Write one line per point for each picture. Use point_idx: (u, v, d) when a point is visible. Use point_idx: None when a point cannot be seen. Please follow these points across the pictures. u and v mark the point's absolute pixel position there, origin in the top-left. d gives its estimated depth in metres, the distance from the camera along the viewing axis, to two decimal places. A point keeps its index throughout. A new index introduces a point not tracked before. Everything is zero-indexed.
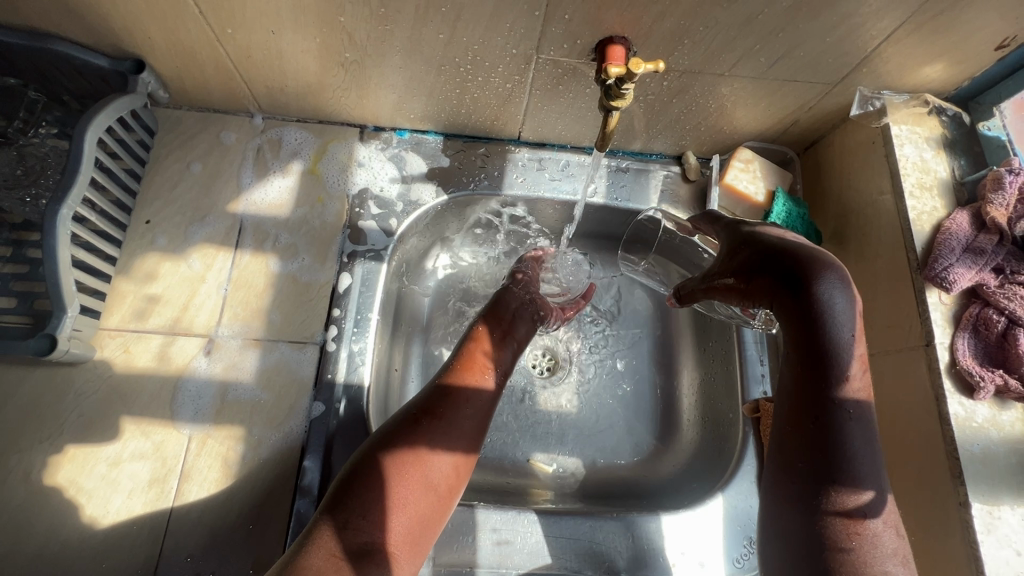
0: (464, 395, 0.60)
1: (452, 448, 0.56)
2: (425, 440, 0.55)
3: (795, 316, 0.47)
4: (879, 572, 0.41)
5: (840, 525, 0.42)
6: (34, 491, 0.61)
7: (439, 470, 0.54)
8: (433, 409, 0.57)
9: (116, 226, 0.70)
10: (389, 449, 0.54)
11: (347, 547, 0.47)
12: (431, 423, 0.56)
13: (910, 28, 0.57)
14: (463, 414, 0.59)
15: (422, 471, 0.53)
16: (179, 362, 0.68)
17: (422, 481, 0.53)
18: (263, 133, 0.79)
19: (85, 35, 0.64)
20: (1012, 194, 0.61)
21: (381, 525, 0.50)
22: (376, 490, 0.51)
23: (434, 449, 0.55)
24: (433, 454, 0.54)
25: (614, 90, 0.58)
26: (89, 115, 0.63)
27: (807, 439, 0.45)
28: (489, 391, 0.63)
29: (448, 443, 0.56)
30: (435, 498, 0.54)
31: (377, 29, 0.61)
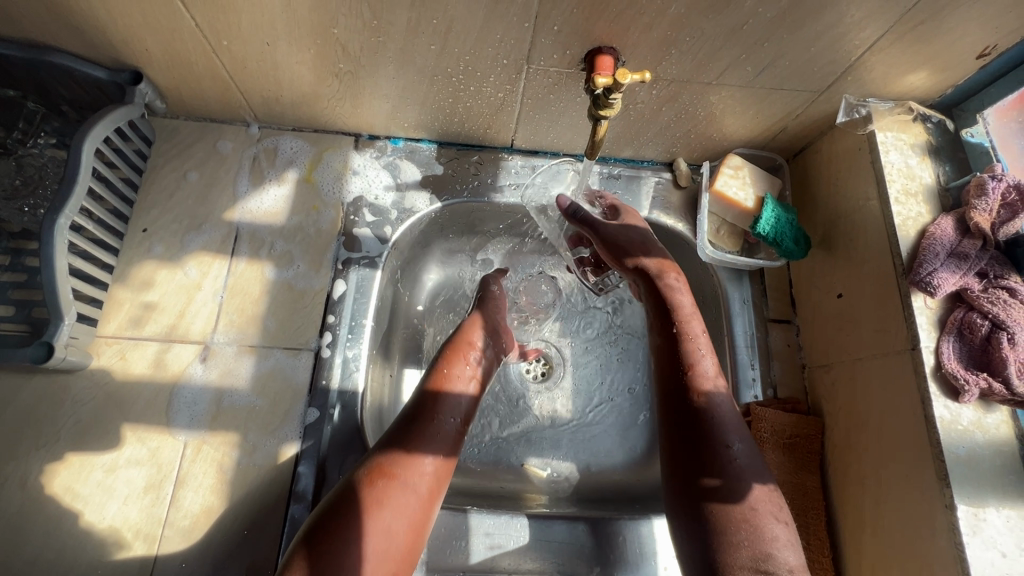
0: (435, 427, 0.59)
1: (424, 481, 0.55)
2: (398, 476, 0.54)
3: (656, 321, 0.66)
4: (760, 530, 0.50)
5: (715, 499, 0.52)
6: (30, 498, 0.62)
7: (411, 506, 0.53)
8: (405, 442, 0.56)
9: (113, 234, 0.71)
10: (361, 488, 0.53)
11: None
12: (404, 459, 0.55)
13: (892, 37, 0.59)
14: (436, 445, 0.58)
15: (396, 508, 0.52)
16: (175, 369, 0.68)
17: (398, 502, 0.53)
18: (259, 142, 0.80)
19: (83, 47, 0.65)
20: (995, 199, 0.61)
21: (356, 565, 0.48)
22: (351, 528, 0.50)
23: (409, 467, 0.55)
24: (405, 489, 0.54)
25: (602, 100, 0.60)
26: (86, 126, 0.64)
27: (683, 426, 0.57)
28: (460, 421, 0.62)
29: (420, 477, 0.55)
30: (410, 534, 0.53)
31: (370, 41, 0.62)
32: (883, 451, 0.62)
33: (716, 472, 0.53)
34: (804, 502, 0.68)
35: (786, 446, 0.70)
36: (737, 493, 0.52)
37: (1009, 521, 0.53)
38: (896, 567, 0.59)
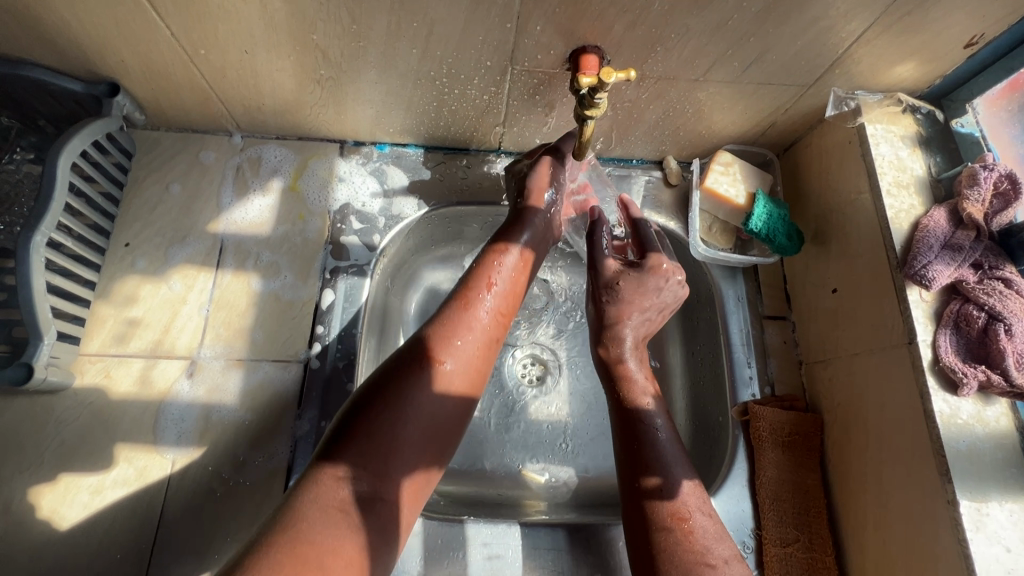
0: (467, 338, 0.57)
1: (453, 393, 0.54)
2: (431, 386, 0.53)
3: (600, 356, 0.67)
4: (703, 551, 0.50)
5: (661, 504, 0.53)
6: (14, 523, 0.60)
7: (440, 415, 0.53)
8: (435, 351, 0.55)
9: (94, 250, 0.70)
10: (398, 391, 0.51)
11: (353, 498, 0.46)
12: (435, 368, 0.54)
13: (879, 28, 0.58)
14: (466, 354, 0.57)
15: (422, 418, 0.51)
16: (161, 386, 0.67)
17: (422, 419, 0.51)
18: (242, 151, 0.79)
19: (57, 60, 0.64)
20: (987, 189, 0.60)
21: (384, 476, 0.48)
22: (381, 440, 0.49)
23: (428, 384, 0.53)
24: (433, 398, 0.52)
25: (587, 100, 0.58)
26: (62, 141, 0.63)
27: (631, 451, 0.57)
28: (489, 330, 0.60)
29: (447, 389, 0.54)
30: (435, 447, 0.52)
31: (350, 46, 0.61)
32: (883, 448, 0.61)
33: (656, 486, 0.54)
34: (805, 501, 0.67)
35: (785, 445, 0.69)
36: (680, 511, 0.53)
37: (1013, 515, 0.53)
38: (899, 565, 0.58)
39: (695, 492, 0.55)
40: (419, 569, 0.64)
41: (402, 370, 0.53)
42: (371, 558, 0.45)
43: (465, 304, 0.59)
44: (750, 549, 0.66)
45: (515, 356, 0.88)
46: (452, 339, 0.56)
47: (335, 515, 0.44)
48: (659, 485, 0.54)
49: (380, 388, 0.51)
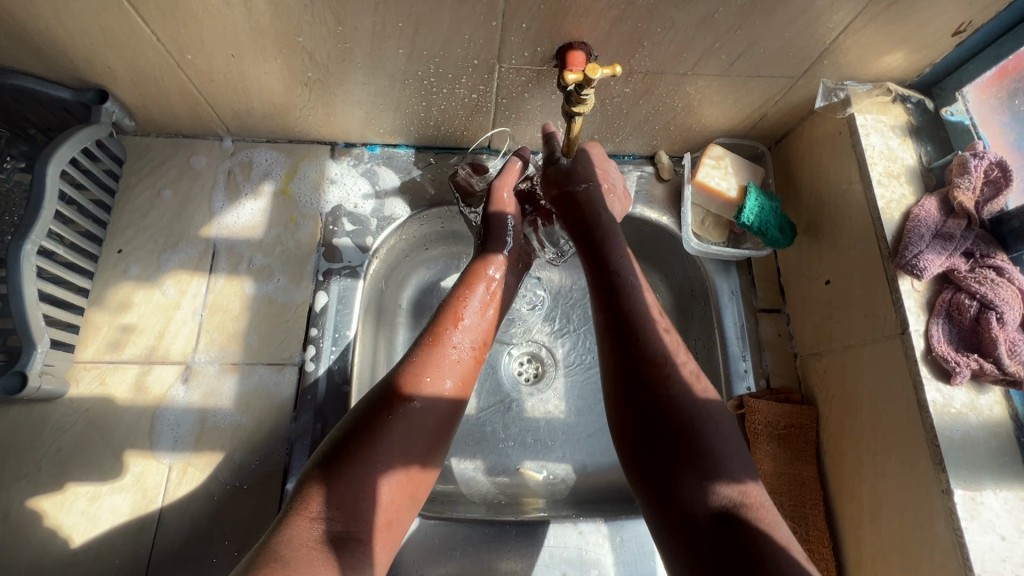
0: (439, 371, 0.57)
1: (427, 433, 0.54)
2: (400, 424, 0.52)
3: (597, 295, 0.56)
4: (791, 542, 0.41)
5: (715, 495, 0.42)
6: (13, 531, 0.60)
7: (412, 455, 0.52)
8: (404, 389, 0.55)
9: (87, 257, 0.70)
10: (367, 430, 0.51)
11: (325, 536, 0.45)
12: (404, 406, 0.53)
13: (866, 18, 0.58)
14: (439, 388, 0.56)
15: (394, 458, 0.51)
16: (157, 392, 0.67)
17: (393, 457, 0.51)
18: (233, 155, 0.79)
19: (45, 69, 0.64)
20: (978, 177, 0.60)
21: (358, 516, 0.48)
22: (352, 478, 0.49)
23: (398, 423, 0.52)
24: (403, 439, 0.52)
25: (574, 97, 0.59)
26: (50, 149, 0.63)
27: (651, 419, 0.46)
28: (466, 365, 0.60)
29: (420, 427, 0.53)
30: (410, 488, 0.52)
31: (337, 47, 0.61)
32: (877, 439, 0.61)
33: (707, 463, 0.43)
34: (802, 493, 0.67)
35: (780, 438, 0.69)
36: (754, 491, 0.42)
37: (1008, 503, 0.53)
38: (896, 555, 0.58)
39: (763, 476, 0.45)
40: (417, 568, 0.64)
41: (371, 409, 0.53)
42: None
43: (435, 342, 0.59)
44: None
45: (511, 354, 0.89)
46: (422, 374, 0.56)
47: (308, 553, 0.44)
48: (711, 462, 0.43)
49: (351, 430, 0.51)
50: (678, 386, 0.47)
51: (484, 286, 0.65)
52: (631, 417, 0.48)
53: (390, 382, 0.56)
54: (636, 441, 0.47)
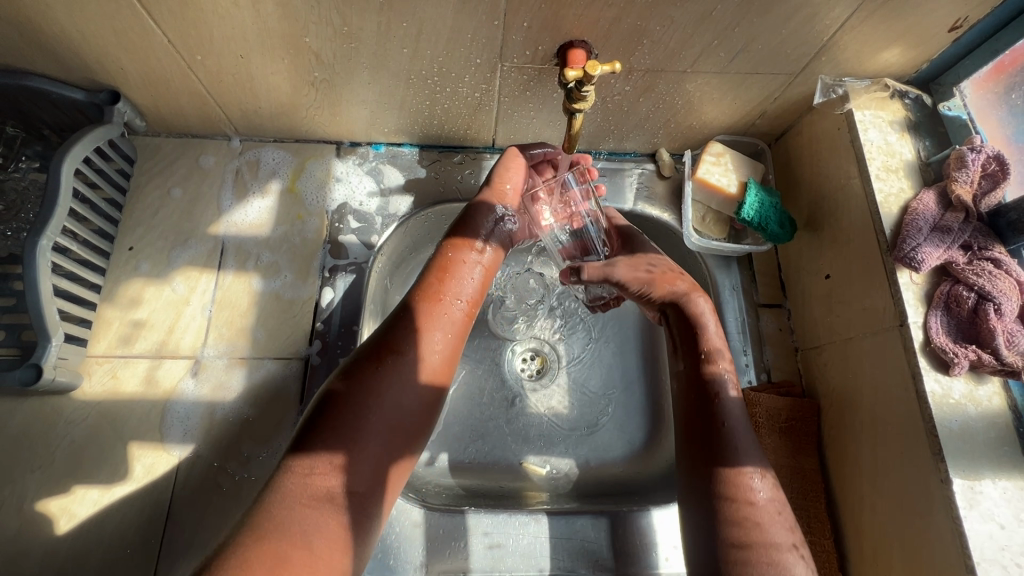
0: (427, 324, 0.59)
1: (419, 388, 0.55)
2: (394, 377, 0.54)
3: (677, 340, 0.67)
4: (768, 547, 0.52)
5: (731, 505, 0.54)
6: (27, 522, 0.62)
7: (406, 408, 0.54)
8: (395, 345, 0.56)
9: (99, 254, 0.72)
10: (361, 385, 0.53)
11: (326, 489, 0.47)
12: (394, 360, 0.55)
13: (862, 15, 0.59)
14: (429, 345, 0.58)
15: (386, 413, 0.52)
16: (167, 385, 0.68)
17: (387, 410, 0.53)
18: (241, 155, 0.80)
19: (59, 71, 0.65)
20: (975, 171, 0.61)
21: (367, 466, 0.50)
22: (355, 428, 0.51)
23: (389, 375, 0.54)
24: (397, 393, 0.54)
25: (575, 93, 0.60)
26: (64, 149, 0.64)
27: (704, 441, 0.59)
28: (456, 322, 0.61)
29: (412, 381, 0.55)
30: (408, 444, 0.54)
31: (342, 47, 0.62)
32: (878, 430, 0.62)
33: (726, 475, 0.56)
34: (804, 486, 0.67)
35: (783, 430, 0.69)
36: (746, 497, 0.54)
37: (1006, 493, 0.53)
38: (895, 545, 0.59)
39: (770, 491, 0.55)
40: (421, 558, 0.65)
41: (366, 363, 0.54)
42: (348, 539, 0.47)
43: (426, 297, 0.60)
44: None
45: (514, 350, 0.89)
46: (412, 328, 0.58)
47: (307, 505, 0.46)
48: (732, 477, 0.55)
49: (346, 382, 0.53)
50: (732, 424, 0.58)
51: (473, 251, 0.65)
52: (692, 438, 0.60)
53: (382, 336, 0.57)
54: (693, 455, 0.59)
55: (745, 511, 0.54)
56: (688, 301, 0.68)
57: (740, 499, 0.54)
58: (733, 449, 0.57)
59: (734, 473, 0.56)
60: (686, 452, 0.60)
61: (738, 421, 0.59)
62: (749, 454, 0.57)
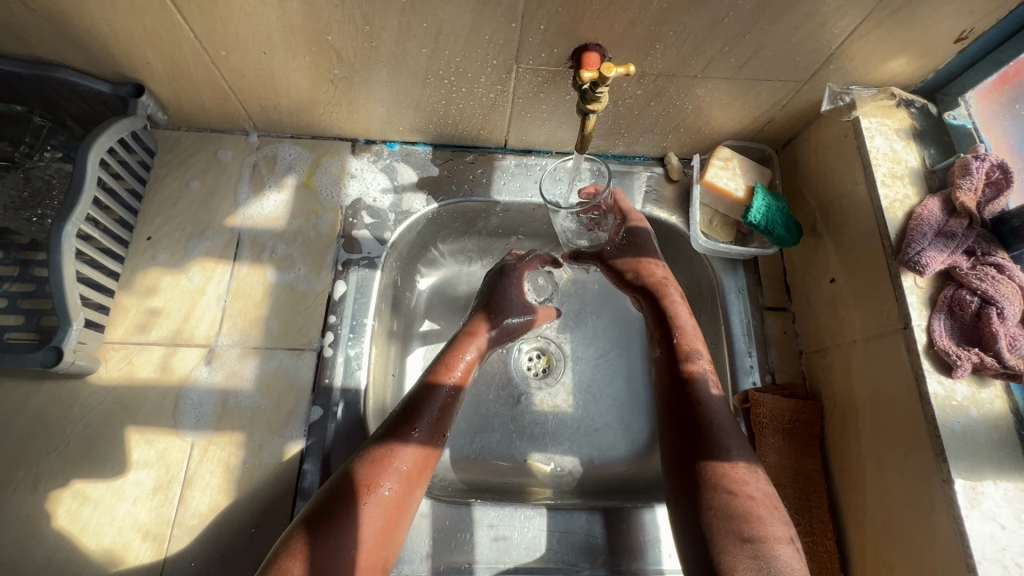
0: (405, 450, 0.61)
1: (388, 512, 0.58)
2: (367, 504, 0.57)
3: (658, 335, 0.73)
4: (756, 533, 0.54)
5: (715, 490, 0.57)
6: (42, 503, 0.63)
7: (374, 533, 0.56)
8: (371, 474, 0.58)
9: (119, 242, 0.73)
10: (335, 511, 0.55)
11: None
12: (368, 489, 0.57)
13: (870, 24, 0.60)
14: (404, 471, 0.60)
15: (354, 542, 0.54)
16: (181, 372, 0.69)
17: (353, 537, 0.55)
18: (259, 150, 0.82)
19: (87, 63, 0.67)
20: (979, 178, 0.62)
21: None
22: (328, 552, 0.53)
23: (364, 504, 0.56)
24: (366, 521, 0.56)
25: (589, 94, 0.61)
26: (91, 137, 0.66)
27: (685, 430, 0.62)
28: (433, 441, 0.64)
29: (385, 506, 0.58)
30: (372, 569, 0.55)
31: (363, 46, 0.64)
32: (881, 432, 0.62)
33: (710, 459, 0.59)
34: (806, 486, 0.68)
35: (786, 431, 0.70)
36: (731, 479, 0.57)
37: (1007, 494, 0.54)
38: (899, 545, 0.59)
39: (755, 476, 0.58)
40: (427, 549, 0.65)
41: (348, 488, 0.57)
42: None
43: (407, 419, 0.63)
44: None
45: (520, 348, 0.91)
46: (395, 446, 0.61)
47: None
48: (714, 464, 0.58)
49: (328, 509, 0.55)
50: (710, 410, 0.62)
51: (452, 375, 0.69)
52: (676, 429, 0.63)
53: (366, 459, 0.59)
54: (676, 448, 0.62)
55: (740, 506, 0.55)
56: (665, 291, 0.75)
57: (724, 486, 0.57)
58: (717, 440, 0.60)
59: (719, 464, 0.58)
60: (667, 442, 0.64)
61: (717, 407, 0.63)
62: (731, 438, 0.60)
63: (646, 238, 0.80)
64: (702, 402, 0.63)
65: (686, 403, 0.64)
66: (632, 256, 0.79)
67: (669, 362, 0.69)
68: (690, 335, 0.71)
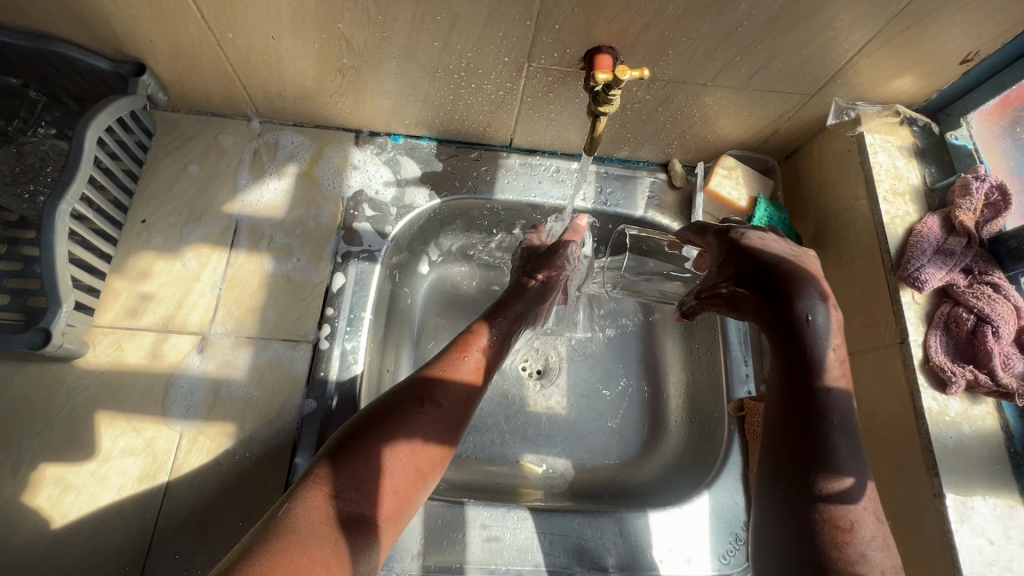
0: (454, 382, 0.61)
1: (439, 432, 0.57)
2: (408, 424, 0.56)
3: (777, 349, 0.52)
4: None
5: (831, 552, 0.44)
6: (21, 488, 0.61)
7: (423, 448, 0.56)
8: (428, 390, 0.59)
9: (112, 224, 0.71)
10: (393, 419, 0.55)
11: (339, 515, 0.49)
12: (423, 403, 0.58)
13: (880, 42, 0.61)
14: (455, 396, 0.60)
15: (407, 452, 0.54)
16: (172, 360, 0.68)
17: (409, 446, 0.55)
18: (260, 137, 0.80)
19: (88, 39, 0.66)
20: (979, 199, 0.63)
21: (369, 497, 0.51)
22: (362, 463, 0.52)
23: (419, 417, 0.56)
24: (419, 431, 0.56)
25: (601, 96, 0.61)
26: (90, 114, 0.64)
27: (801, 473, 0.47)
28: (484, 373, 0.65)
29: (435, 425, 0.57)
30: (419, 481, 0.55)
31: (374, 36, 0.63)
32: (874, 445, 0.63)
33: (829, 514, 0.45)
34: None
35: None
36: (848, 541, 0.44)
37: (996, 510, 0.55)
38: None
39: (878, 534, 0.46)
40: (418, 548, 0.65)
41: (394, 406, 0.57)
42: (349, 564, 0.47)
43: (457, 354, 0.63)
44: (741, 541, 0.69)
45: (517, 348, 0.90)
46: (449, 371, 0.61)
47: (322, 528, 0.47)
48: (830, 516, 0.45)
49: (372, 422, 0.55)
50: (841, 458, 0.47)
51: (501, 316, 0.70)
52: (783, 464, 0.49)
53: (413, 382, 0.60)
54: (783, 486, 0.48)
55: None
56: (801, 305, 0.52)
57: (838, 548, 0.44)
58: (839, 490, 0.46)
59: (836, 519, 0.45)
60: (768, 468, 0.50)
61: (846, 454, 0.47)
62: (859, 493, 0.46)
63: (751, 236, 0.59)
64: (827, 452, 0.47)
65: (802, 435, 0.48)
66: (742, 248, 0.58)
67: (791, 387, 0.51)
68: (830, 364, 0.50)
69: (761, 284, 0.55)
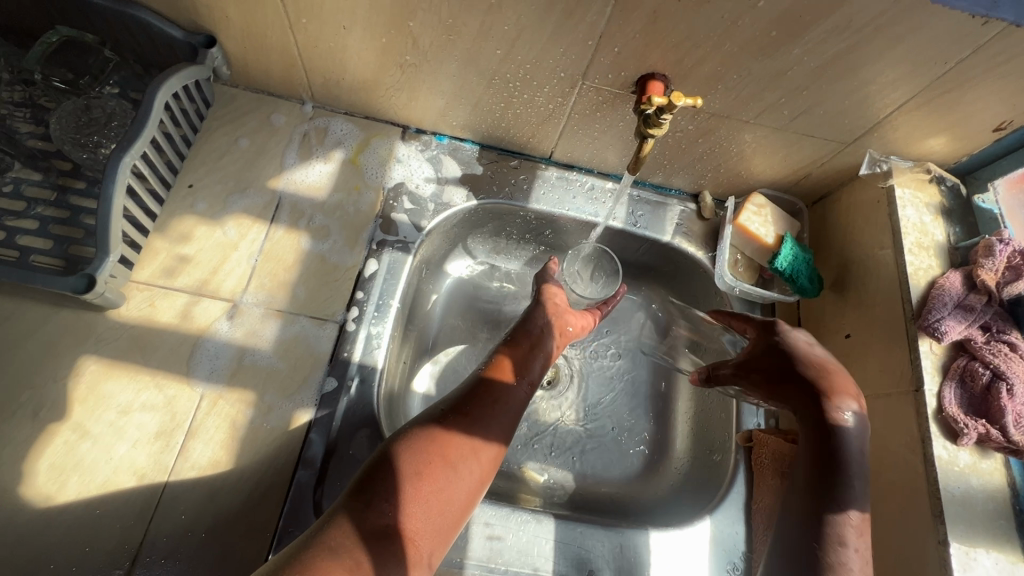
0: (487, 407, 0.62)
1: (472, 455, 0.59)
2: (439, 444, 0.57)
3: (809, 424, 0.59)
4: None
5: None
6: (40, 430, 0.61)
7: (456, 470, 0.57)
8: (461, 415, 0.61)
9: (162, 185, 0.73)
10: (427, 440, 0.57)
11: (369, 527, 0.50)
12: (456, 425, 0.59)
13: (919, 101, 0.64)
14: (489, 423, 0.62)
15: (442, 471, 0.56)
16: (202, 323, 0.69)
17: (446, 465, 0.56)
18: (311, 120, 0.83)
19: (167, 7, 0.68)
20: (1002, 261, 0.66)
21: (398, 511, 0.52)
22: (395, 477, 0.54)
23: (452, 437, 0.58)
24: (452, 451, 0.57)
25: (653, 119, 0.65)
26: (162, 78, 0.67)
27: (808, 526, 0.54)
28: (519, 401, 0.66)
29: (467, 448, 0.59)
30: (454, 503, 0.56)
31: (441, 37, 0.66)
32: (878, 489, 0.64)
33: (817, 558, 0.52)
34: None
35: None
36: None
37: (998, 564, 0.56)
38: None
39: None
40: None
41: (425, 429, 0.59)
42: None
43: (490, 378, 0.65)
44: (739, 570, 0.70)
45: None
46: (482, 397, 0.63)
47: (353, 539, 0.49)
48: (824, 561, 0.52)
49: (404, 441, 0.57)
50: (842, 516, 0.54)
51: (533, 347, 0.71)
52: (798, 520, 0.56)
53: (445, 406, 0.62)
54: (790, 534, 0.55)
55: None
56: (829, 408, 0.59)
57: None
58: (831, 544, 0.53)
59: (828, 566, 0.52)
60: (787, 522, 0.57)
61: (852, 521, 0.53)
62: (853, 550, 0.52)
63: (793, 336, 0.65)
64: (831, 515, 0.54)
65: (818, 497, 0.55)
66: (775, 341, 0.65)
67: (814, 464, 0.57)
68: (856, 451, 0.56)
69: (797, 373, 0.62)
